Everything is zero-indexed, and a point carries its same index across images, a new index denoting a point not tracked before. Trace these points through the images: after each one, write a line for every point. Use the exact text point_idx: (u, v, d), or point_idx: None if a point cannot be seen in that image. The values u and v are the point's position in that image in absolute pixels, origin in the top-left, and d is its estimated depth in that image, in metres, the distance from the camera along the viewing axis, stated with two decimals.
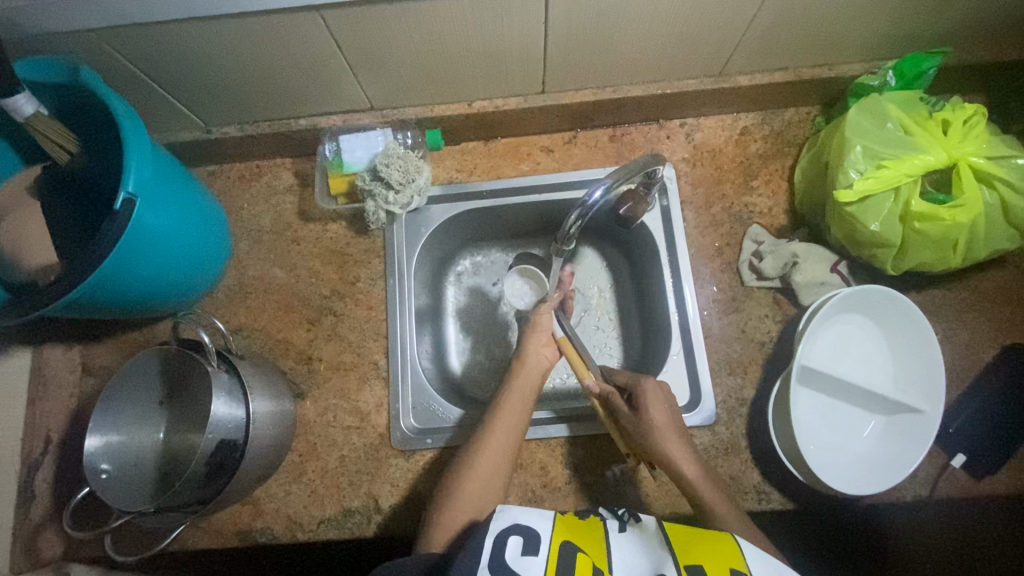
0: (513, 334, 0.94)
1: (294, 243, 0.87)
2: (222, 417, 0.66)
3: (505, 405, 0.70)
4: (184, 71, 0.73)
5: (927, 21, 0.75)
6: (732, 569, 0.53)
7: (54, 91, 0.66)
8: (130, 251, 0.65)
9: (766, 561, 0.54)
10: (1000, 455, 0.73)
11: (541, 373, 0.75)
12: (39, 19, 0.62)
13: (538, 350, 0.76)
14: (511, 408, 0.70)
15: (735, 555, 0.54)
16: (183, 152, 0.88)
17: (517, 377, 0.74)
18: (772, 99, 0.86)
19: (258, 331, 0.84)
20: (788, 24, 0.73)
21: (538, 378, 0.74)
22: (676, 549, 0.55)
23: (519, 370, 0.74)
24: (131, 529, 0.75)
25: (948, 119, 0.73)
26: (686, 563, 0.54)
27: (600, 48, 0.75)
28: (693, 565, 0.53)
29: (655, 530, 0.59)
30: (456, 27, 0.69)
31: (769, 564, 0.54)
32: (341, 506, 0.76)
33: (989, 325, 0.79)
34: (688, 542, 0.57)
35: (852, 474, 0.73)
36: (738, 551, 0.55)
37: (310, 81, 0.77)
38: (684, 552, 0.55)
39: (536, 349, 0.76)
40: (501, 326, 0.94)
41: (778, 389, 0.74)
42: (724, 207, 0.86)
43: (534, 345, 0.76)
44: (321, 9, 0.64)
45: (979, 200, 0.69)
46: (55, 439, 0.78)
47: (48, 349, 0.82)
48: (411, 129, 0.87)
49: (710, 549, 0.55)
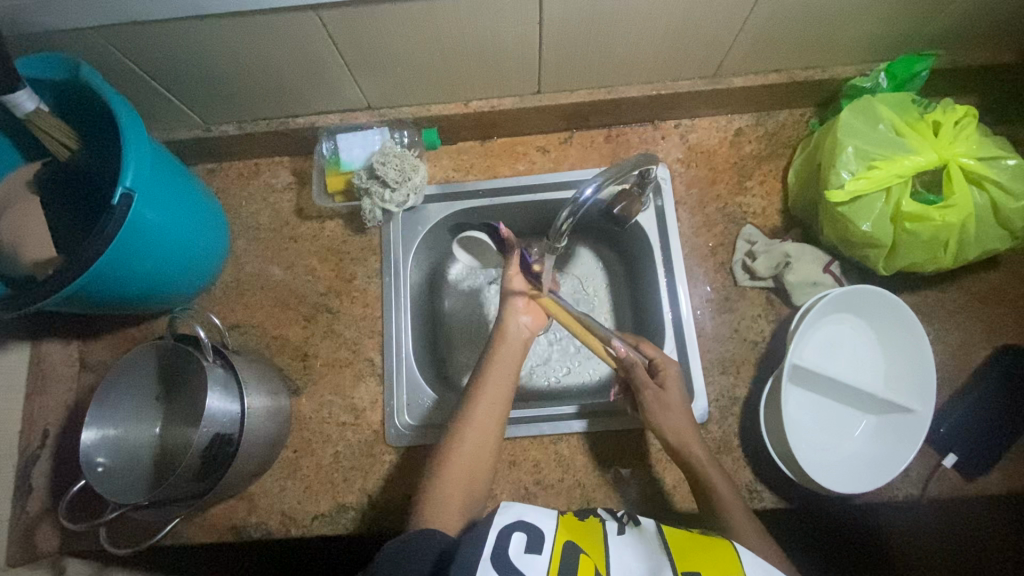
0: (488, 315, 0.95)
1: (291, 242, 0.88)
2: (217, 410, 0.67)
3: (489, 383, 0.71)
4: (182, 69, 0.74)
5: (918, 25, 0.76)
6: None
7: (56, 90, 0.67)
8: (127, 248, 0.65)
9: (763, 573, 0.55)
10: (989, 453, 0.73)
11: (522, 345, 0.76)
12: (40, 18, 0.63)
13: (517, 320, 0.76)
14: (494, 388, 0.70)
15: (733, 565, 0.55)
16: (182, 150, 0.89)
17: (498, 347, 0.75)
18: (766, 100, 0.87)
19: (255, 328, 0.84)
20: (780, 26, 0.74)
21: (518, 347, 0.75)
22: (676, 554, 0.56)
23: (500, 340, 0.75)
24: (126, 523, 0.75)
25: (939, 121, 0.74)
26: (684, 568, 0.54)
27: (594, 48, 0.76)
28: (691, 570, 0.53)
29: (654, 534, 0.59)
30: (452, 26, 0.70)
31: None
32: (335, 502, 0.76)
33: (980, 326, 0.80)
34: (688, 547, 0.57)
35: (842, 473, 0.74)
36: (737, 557, 0.55)
37: (307, 80, 0.78)
38: (683, 557, 0.55)
39: (515, 318, 0.76)
40: (482, 315, 0.95)
41: (771, 388, 0.74)
42: (717, 207, 0.87)
43: (513, 315, 0.76)
44: (318, 8, 0.65)
45: (969, 200, 0.70)
46: (52, 433, 0.79)
47: (46, 344, 0.82)
48: (407, 129, 0.88)
49: (708, 554, 0.56)
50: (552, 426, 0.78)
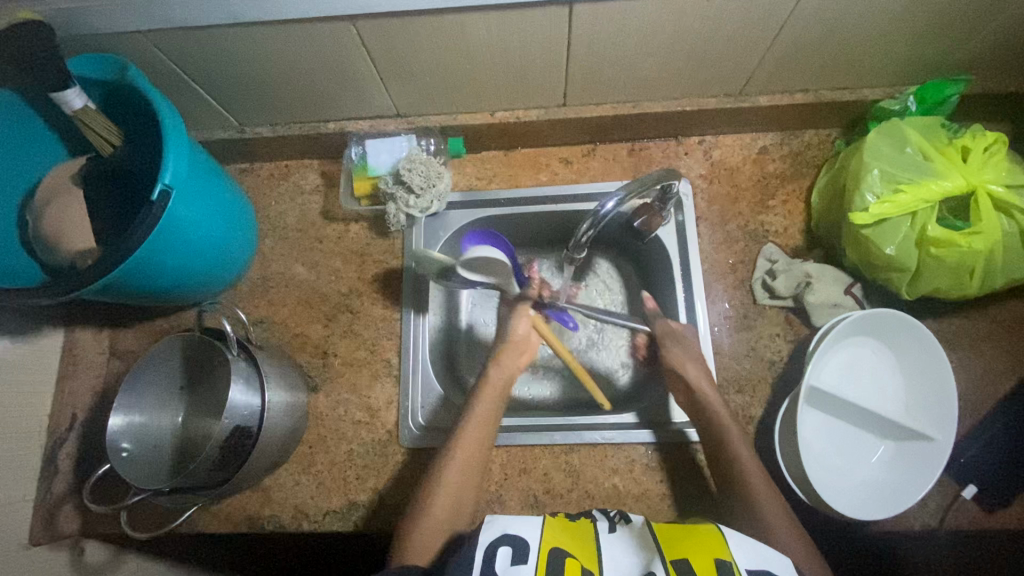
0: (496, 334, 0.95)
1: (317, 242, 0.90)
2: (240, 404, 0.68)
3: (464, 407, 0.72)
4: (223, 73, 0.77)
5: (950, 48, 0.76)
6: (717, 559, 0.54)
7: (105, 88, 0.70)
8: (160, 240, 0.68)
9: (748, 548, 0.56)
10: (1010, 487, 0.72)
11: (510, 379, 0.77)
12: (94, 21, 0.67)
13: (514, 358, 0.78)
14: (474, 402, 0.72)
15: (718, 544, 0.56)
16: (217, 150, 0.92)
17: (488, 378, 0.76)
18: (792, 120, 0.87)
19: (278, 324, 0.87)
20: (806, 47, 0.74)
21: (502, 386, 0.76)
22: (663, 545, 0.57)
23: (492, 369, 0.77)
24: (146, 508, 0.78)
25: (968, 146, 0.73)
26: (672, 558, 0.55)
27: (620, 63, 0.77)
28: (680, 560, 0.54)
29: (642, 529, 0.61)
30: (482, 39, 0.71)
31: (749, 550, 0.56)
32: (346, 499, 0.77)
33: (1006, 355, 0.78)
34: (675, 538, 0.59)
35: (856, 498, 0.72)
36: (723, 541, 0.57)
37: (340, 88, 0.81)
38: (670, 548, 0.57)
39: (512, 358, 0.78)
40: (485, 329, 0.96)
41: (786, 409, 0.73)
42: (739, 224, 0.86)
43: (511, 353, 0.79)
44: (354, 19, 0.67)
45: (996, 228, 0.69)
46: (81, 417, 0.82)
47: (80, 331, 0.86)
48: (434, 137, 0.90)
49: (695, 542, 0.57)
50: (564, 436, 0.79)
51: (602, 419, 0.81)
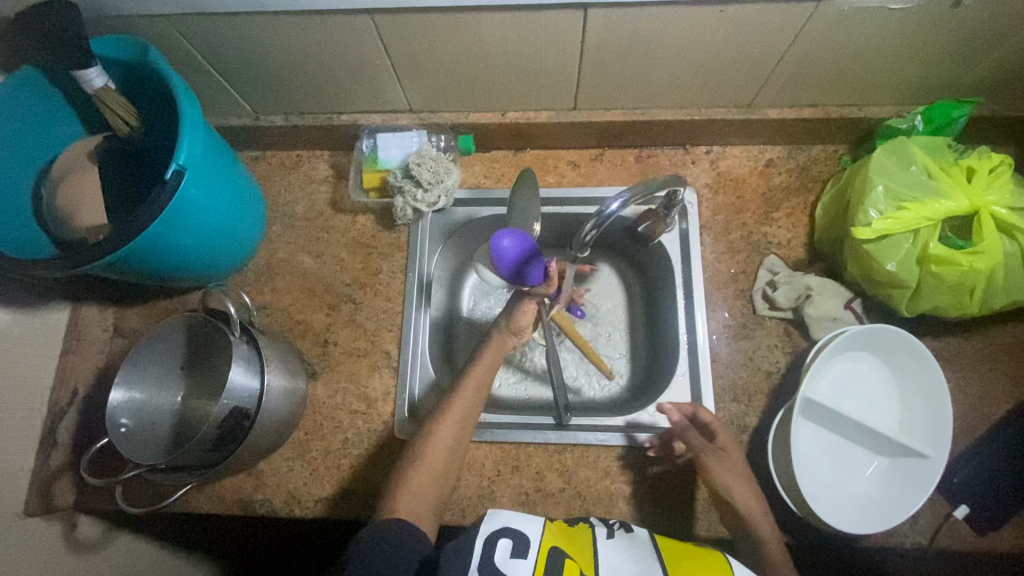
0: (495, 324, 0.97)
1: (323, 232, 0.91)
2: (238, 385, 0.69)
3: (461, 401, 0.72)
4: (242, 61, 0.78)
5: (958, 71, 0.76)
6: None
7: (126, 70, 0.72)
8: (170, 221, 0.69)
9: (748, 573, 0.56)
10: (1002, 510, 0.71)
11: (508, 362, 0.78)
12: (117, 4, 0.69)
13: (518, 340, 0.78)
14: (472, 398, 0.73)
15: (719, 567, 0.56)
16: (231, 136, 0.93)
17: None
18: (799, 134, 0.88)
19: (281, 311, 0.88)
20: (815, 62, 0.75)
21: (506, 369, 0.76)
22: (667, 562, 0.57)
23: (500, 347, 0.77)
24: (143, 484, 0.78)
25: (974, 167, 0.74)
26: None
27: (631, 69, 0.78)
28: None
29: (644, 541, 0.61)
30: (496, 39, 0.72)
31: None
32: (339, 487, 0.78)
33: (1004, 377, 0.78)
34: (676, 555, 0.58)
35: (847, 512, 0.72)
36: (725, 564, 0.56)
37: (355, 81, 0.82)
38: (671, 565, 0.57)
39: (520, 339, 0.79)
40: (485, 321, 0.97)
41: (782, 420, 0.74)
42: (742, 235, 0.87)
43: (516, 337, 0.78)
44: (372, 12, 0.69)
45: (998, 249, 0.69)
46: (82, 392, 0.83)
47: (85, 308, 0.87)
48: (445, 134, 0.91)
49: (695, 562, 0.57)
50: (559, 436, 0.79)
51: (601, 421, 0.82)
